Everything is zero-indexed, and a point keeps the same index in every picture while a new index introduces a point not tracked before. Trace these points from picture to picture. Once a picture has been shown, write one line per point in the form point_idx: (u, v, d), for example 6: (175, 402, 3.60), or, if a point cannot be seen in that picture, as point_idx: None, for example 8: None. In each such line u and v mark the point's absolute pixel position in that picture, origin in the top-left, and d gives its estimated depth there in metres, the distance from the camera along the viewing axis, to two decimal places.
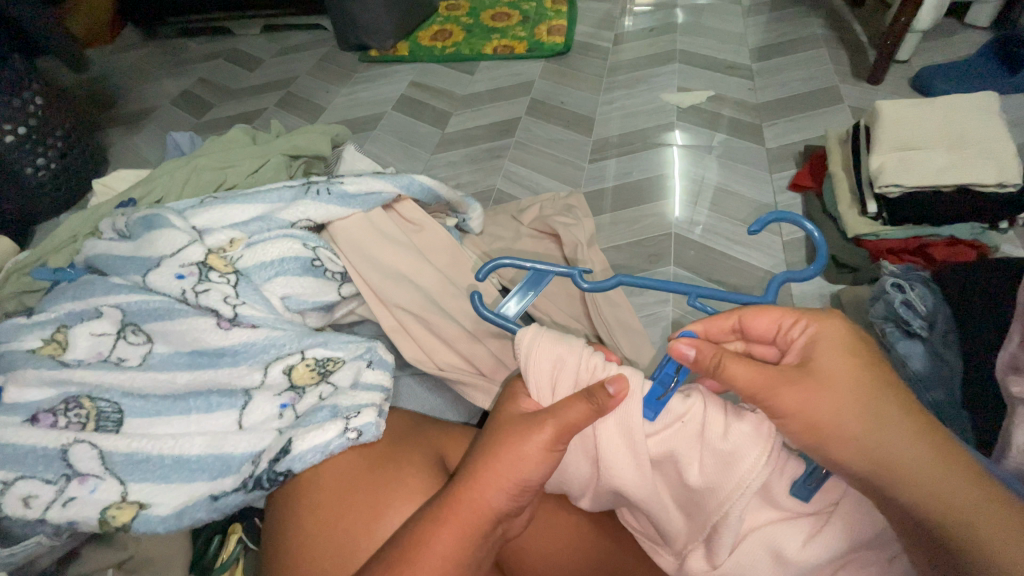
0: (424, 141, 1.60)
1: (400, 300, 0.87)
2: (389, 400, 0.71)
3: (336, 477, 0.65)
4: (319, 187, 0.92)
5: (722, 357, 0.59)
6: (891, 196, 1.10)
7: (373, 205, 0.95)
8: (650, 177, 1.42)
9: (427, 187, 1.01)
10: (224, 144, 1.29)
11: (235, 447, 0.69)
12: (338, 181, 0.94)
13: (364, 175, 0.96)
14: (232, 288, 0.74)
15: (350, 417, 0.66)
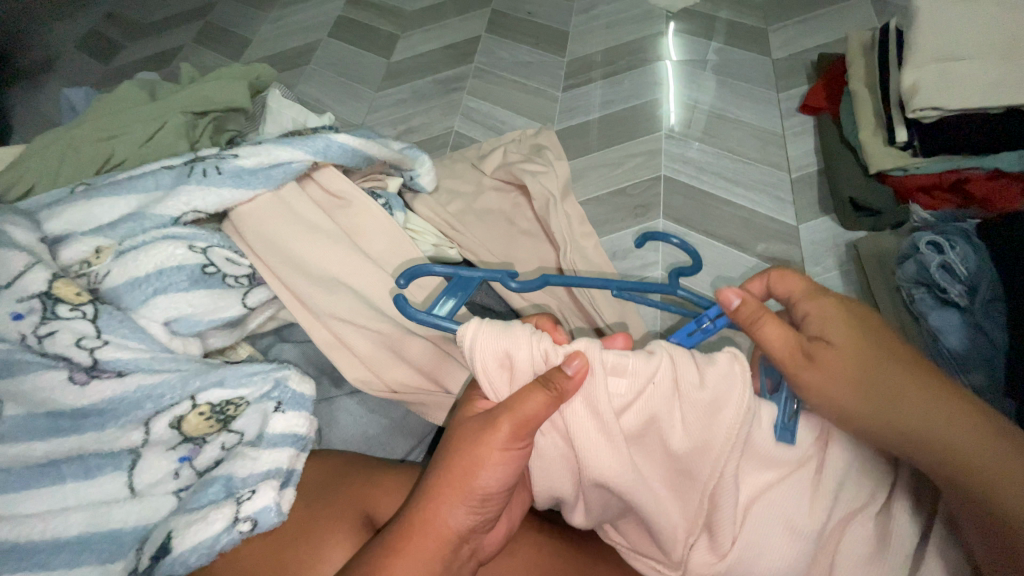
0: (366, 75, 1.34)
1: (332, 308, 0.71)
2: (302, 456, 0.58)
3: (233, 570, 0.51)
4: (205, 166, 0.73)
5: (762, 317, 0.54)
6: (926, 121, 0.90)
7: (281, 179, 0.75)
8: (636, 104, 1.18)
9: (349, 148, 0.82)
10: (113, 103, 1.05)
11: (126, 518, 0.56)
12: (229, 155, 0.74)
13: (264, 143, 0.76)
14: (91, 325, 0.59)
15: (242, 499, 0.52)
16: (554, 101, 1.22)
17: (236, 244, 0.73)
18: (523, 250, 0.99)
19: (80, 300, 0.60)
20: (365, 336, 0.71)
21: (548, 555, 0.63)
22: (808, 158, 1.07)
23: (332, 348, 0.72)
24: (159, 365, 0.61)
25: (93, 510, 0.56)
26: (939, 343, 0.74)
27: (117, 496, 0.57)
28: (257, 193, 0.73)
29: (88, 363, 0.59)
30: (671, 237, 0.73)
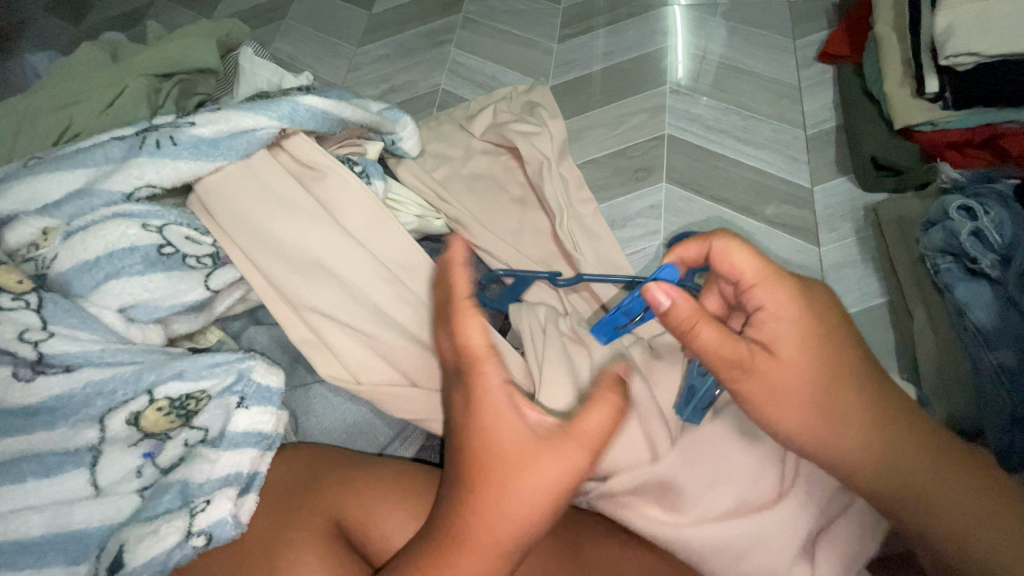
0: (347, 28, 1.24)
1: (310, 295, 0.66)
2: (264, 460, 0.56)
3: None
4: (158, 136, 0.66)
5: (696, 320, 0.49)
6: (961, 69, 0.81)
7: (245, 150, 0.69)
8: (638, 56, 1.08)
9: (320, 112, 0.74)
10: (70, 66, 0.97)
11: (91, 518, 0.51)
12: (186, 123, 0.67)
13: (224, 108, 0.69)
14: (36, 316, 0.55)
15: (196, 513, 0.50)
16: (550, 54, 1.12)
17: (198, 220, 0.67)
18: (515, 219, 0.92)
19: (21, 289, 0.56)
20: (342, 319, 0.66)
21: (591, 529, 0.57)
22: (825, 113, 0.98)
23: (310, 337, 0.67)
24: (111, 358, 0.57)
25: (53, 510, 0.51)
26: (965, 318, 0.67)
27: (80, 494, 0.53)
28: (219, 165, 0.67)
29: (34, 358, 0.55)
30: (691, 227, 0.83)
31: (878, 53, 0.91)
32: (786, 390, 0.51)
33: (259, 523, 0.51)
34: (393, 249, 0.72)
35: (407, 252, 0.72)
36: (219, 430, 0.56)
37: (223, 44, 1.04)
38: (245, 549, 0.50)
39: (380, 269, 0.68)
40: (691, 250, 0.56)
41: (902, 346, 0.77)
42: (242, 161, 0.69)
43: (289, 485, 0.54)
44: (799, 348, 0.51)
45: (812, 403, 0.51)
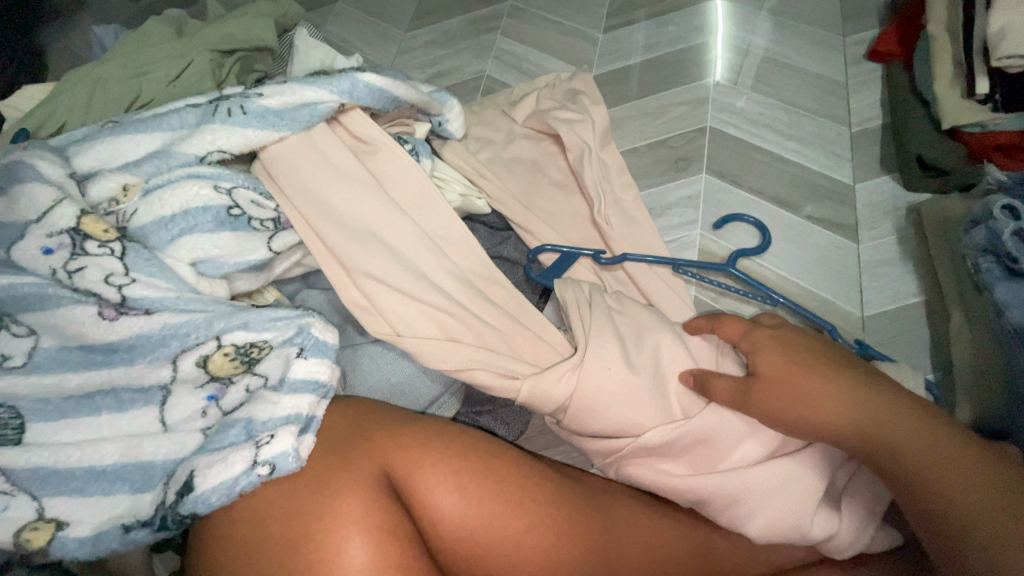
0: (396, 13, 1.28)
1: (362, 261, 0.69)
2: (321, 405, 0.59)
3: (263, 512, 0.51)
4: (229, 105, 0.70)
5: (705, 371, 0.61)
6: (1013, 70, 0.80)
7: (307, 122, 0.73)
8: (683, 48, 1.09)
9: (377, 89, 0.77)
10: (138, 40, 1.02)
11: (161, 449, 0.56)
12: (254, 94, 0.71)
13: (288, 82, 0.73)
14: (118, 262, 0.60)
15: (261, 445, 0.53)
16: (595, 43, 1.14)
17: (263, 185, 0.71)
18: (556, 202, 0.94)
19: (107, 237, 0.60)
20: (392, 285, 0.69)
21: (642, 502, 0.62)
22: (871, 111, 0.98)
23: (361, 301, 0.70)
24: (184, 305, 0.60)
25: (127, 440, 0.56)
26: (1002, 317, 0.67)
27: (150, 428, 0.57)
28: (283, 134, 0.71)
29: (117, 300, 0.59)
30: (749, 216, 0.88)
31: (929, 52, 0.91)
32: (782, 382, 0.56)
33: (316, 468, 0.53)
34: (442, 223, 0.76)
35: (455, 228, 0.76)
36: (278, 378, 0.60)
37: (280, 24, 1.09)
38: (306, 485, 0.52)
39: (429, 242, 0.72)
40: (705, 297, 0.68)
41: (938, 344, 0.78)
42: (304, 133, 0.73)
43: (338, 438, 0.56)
44: (786, 362, 0.57)
45: (819, 395, 0.54)
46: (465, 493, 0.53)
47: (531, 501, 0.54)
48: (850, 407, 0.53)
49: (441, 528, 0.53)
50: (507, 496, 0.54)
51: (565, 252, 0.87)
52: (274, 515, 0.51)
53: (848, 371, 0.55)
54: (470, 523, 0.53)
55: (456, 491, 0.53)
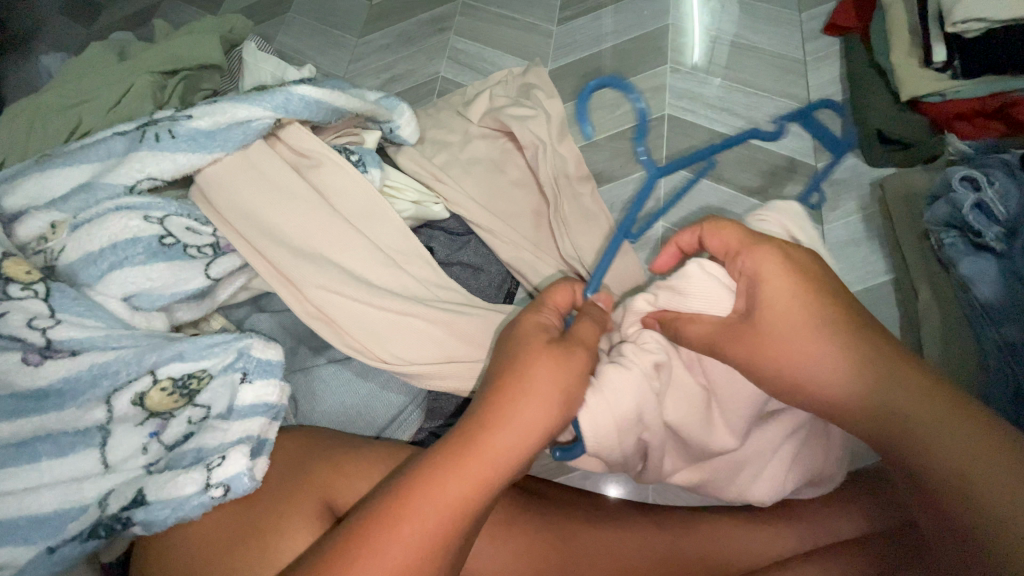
0: (348, 20, 1.25)
1: (313, 278, 0.67)
2: (271, 429, 0.59)
3: (393, 568, 0.40)
4: (157, 130, 0.68)
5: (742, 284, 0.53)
6: (970, 35, 0.78)
7: (241, 142, 0.70)
8: (639, 35, 1.06)
9: (314, 101, 0.75)
10: (79, 65, 0.99)
11: (106, 490, 0.55)
12: (184, 116, 0.69)
13: (219, 101, 0.71)
14: (45, 304, 0.58)
15: (212, 468, 0.53)
16: (549, 36, 1.11)
17: (201, 211, 0.70)
18: (514, 204, 0.92)
19: (30, 279, 0.59)
20: (345, 300, 0.67)
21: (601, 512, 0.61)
22: (831, 87, 0.96)
23: (316, 314, 0.68)
24: (115, 342, 0.59)
25: (66, 486, 0.54)
26: (969, 293, 0.66)
27: (90, 472, 0.55)
28: (216, 156, 0.69)
29: (43, 343, 0.58)
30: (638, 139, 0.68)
31: (885, 22, 0.89)
32: (785, 331, 0.50)
33: (456, 490, 0.42)
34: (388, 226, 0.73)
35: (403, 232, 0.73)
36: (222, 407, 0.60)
37: (226, 39, 1.05)
38: (447, 538, 0.42)
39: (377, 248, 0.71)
40: (689, 235, 0.57)
41: (908, 322, 0.75)
42: (239, 152, 0.71)
43: (494, 459, 0.44)
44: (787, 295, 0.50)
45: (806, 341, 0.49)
46: None
47: None
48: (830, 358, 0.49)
49: None
50: None
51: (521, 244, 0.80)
52: (405, 564, 0.40)
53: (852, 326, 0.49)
54: None
55: None
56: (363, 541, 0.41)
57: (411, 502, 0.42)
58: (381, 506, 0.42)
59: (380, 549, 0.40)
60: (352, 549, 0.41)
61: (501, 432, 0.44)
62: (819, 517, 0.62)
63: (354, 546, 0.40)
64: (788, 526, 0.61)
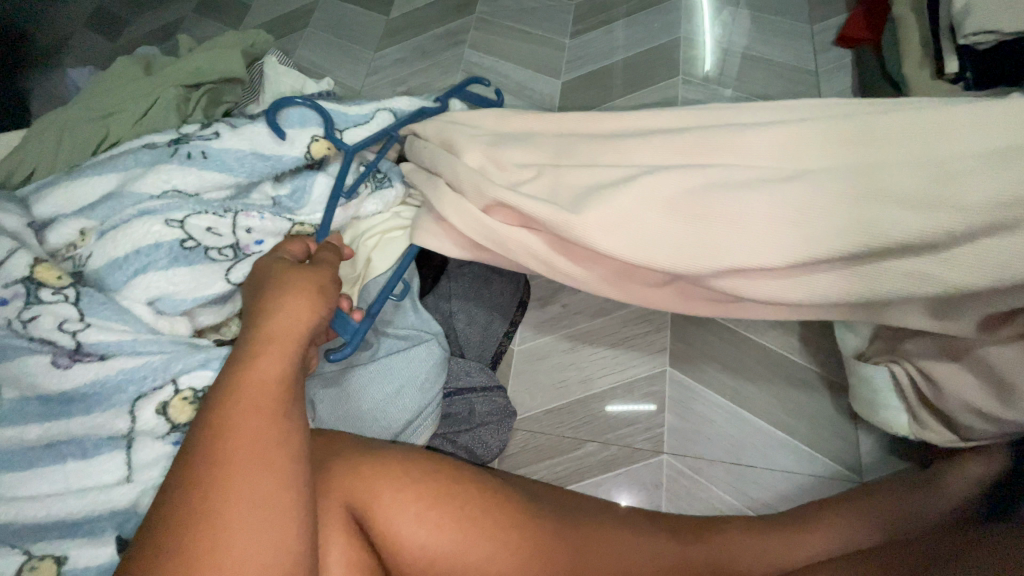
0: (365, 34, 1.28)
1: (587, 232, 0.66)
2: None
3: (238, 512, 0.39)
4: (190, 149, 0.73)
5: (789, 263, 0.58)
6: (982, 47, 0.76)
7: (255, 167, 0.75)
8: (651, 49, 1.08)
9: (313, 114, 0.80)
10: (105, 78, 1.02)
11: (134, 496, 0.56)
12: (213, 137, 0.75)
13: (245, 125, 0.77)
14: (73, 308, 0.61)
15: None
16: (562, 50, 1.13)
17: (209, 203, 0.71)
18: None
19: (61, 284, 0.62)
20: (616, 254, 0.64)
21: (621, 518, 0.60)
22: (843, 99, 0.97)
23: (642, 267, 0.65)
24: (141, 347, 0.61)
25: (93, 493, 0.55)
26: None
27: (116, 478, 0.57)
28: (238, 178, 0.74)
29: (71, 347, 0.60)
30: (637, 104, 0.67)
31: (897, 35, 0.89)
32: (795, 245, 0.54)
33: (255, 426, 0.42)
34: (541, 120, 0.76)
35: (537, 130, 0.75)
36: None
37: (248, 53, 1.08)
38: (267, 464, 0.41)
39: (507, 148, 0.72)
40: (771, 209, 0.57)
41: None
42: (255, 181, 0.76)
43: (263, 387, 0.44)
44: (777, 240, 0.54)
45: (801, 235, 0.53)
46: (425, 521, 0.52)
47: (493, 525, 0.53)
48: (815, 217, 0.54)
49: (404, 558, 0.52)
50: (467, 518, 0.53)
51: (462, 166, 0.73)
52: (259, 500, 0.40)
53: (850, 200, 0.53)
54: (431, 552, 0.52)
55: (416, 520, 0.52)
56: (201, 490, 0.39)
57: (231, 448, 0.41)
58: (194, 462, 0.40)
59: (225, 493, 0.39)
60: (189, 507, 0.38)
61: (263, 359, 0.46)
62: (833, 526, 0.61)
63: (197, 500, 0.39)
64: (805, 536, 0.61)
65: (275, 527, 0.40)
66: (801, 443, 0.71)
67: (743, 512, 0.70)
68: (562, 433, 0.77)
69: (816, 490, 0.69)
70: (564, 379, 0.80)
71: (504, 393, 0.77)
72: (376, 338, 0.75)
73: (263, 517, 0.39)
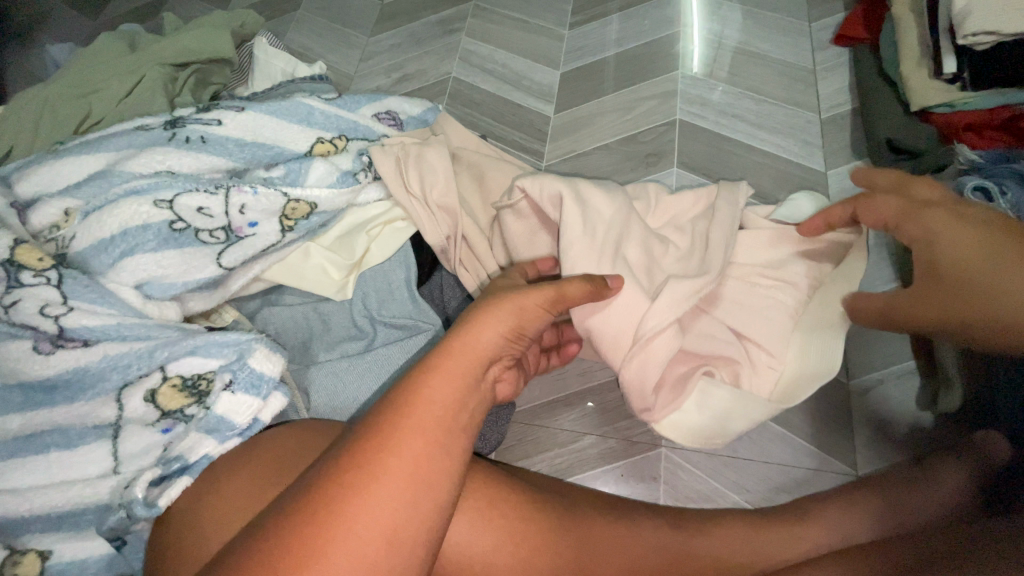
0: (358, 19, 1.24)
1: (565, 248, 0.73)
2: (254, 429, 0.57)
3: (362, 536, 0.39)
4: (187, 132, 0.72)
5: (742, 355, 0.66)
6: (979, 47, 0.79)
7: (257, 157, 0.75)
8: (649, 41, 1.07)
9: (325, 112, 0.79)
10: (86, 55, 0.98)
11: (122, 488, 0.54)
12: (212, 121, 0.74)
13: (245, 109, 0.75)
14: (56, 291, 0.58)
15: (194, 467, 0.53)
16: (560, 40, 1.11)
17: (200, 181, 0.69)
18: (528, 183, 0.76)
19: (42, 266, 0.59)
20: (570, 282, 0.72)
21: (622, 510, 0.60)
22: (840, 96, 0.97)
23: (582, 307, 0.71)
24: (127, 332, 0.59)
25: (78, 486, 0.53)
26: None
27: (102, 471, 0.54)
28: (237, 164, 0.74)
29: (54, 332, 0.57)
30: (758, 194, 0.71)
31: (895, 33, 0.90)
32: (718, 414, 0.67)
33: (417, 440, 0.42)
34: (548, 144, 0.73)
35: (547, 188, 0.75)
36: (222, 410, 0.57)
37: (237, 34, 1.05)
38: (422, 488, 0.41)
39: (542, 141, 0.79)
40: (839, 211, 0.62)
41: None
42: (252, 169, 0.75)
43: (469, 354, 0.47)
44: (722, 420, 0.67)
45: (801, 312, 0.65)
46: None
47: (498, 515, 0.53)
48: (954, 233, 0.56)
49: None
50: (474, 511, 0.52)
51: (432, 182, 0.74)
52: (389, 514, 0.39)
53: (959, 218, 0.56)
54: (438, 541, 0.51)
55: None
56: (322, 508, 0.39)
57: (378, 470, 0.40)
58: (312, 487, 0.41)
59: (347, 513, 0.39)
60: (301, 528, 0.39)
61: (480, 330, 0.48)
62: (830, 517, 0.62)
63: (308, 521, 0.39)
64: (801, 527, 0.62)
65: (416, 541, 0.40)
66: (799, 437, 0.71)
67: (740, 504, 0.70)
68: (559, 426, 0.76)
69: (812, 483, 0.70)
70: (563, 371, 0.79)
71: None
72: (373, 327, 0.73)
73: (414, 521, 0.40)
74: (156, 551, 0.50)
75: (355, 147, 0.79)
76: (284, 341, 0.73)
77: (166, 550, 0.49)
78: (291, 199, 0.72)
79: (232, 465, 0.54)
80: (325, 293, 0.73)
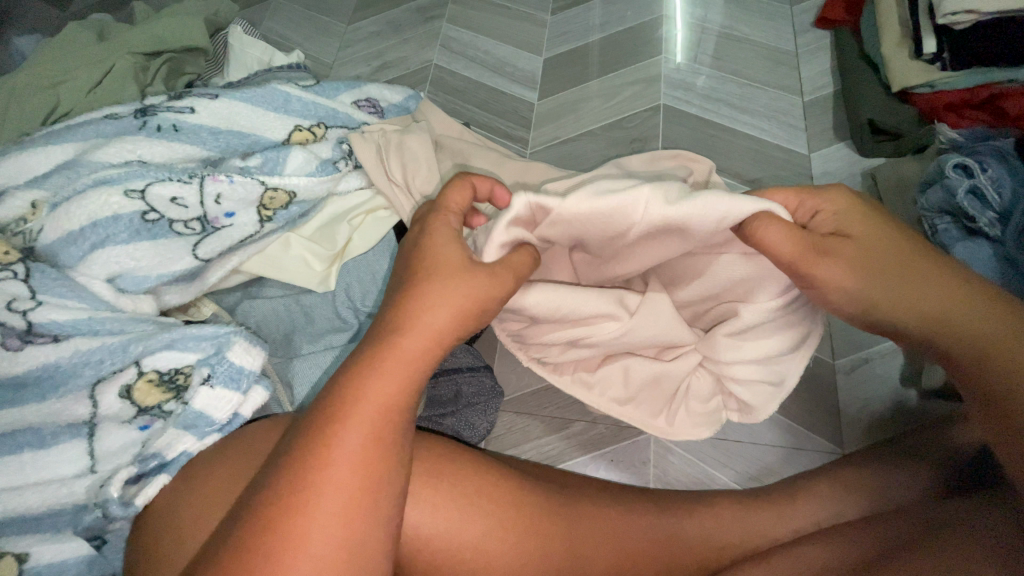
0: (337, 7, 1.22)
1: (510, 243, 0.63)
2: (234, 423, 0.56)
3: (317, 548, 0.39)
4: (158, 121, 0.70)
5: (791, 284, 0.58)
6: (957, 27, 0.80)
7: (232, 146, 0.73)
8: (631, 26, 1.06)
9: (303, 99, 0.77)
10: (53, 44, 0.94)
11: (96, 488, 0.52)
12: (185, 109, 0.72)
13: (220, 96, 0.73)
14: (22, 286, 0.56)
15: (171, 464, 0.52)
16: (543, 26, 1.10)
17: (174, 170, 0.67)
18: (509, 167, 0.75)
19: (8, 259, 0.57)
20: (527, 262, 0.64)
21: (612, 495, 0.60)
22: (822, 79, 0.97)
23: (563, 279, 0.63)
24: (100, 327, 0.57)
25: (51, 487, 0.52)
26: None
27: (77, 470, 0.53)
28: (211, 154, 0.72)
29: (23, 327, 0.56)
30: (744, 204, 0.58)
31: (875, 15, 0.90)
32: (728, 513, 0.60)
33: (350, 437, 0.41)
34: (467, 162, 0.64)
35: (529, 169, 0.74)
36: (201, 405, 0.55)
37: (212, 22, 1.02)
38: (367, 488, 0.41)
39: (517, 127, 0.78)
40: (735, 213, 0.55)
41: None
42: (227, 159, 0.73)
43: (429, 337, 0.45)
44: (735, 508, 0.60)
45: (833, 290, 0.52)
46: (420, 500, 0.51)
47: (487, 503, 0.52)
48: (945, 293, 0.49)
49: (399, 537, 0.51)
50: (463, 501, 0.52)
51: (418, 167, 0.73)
52: (338, 516, 0.40)
53: (912, 257, 0.51)
54: (427, 531, 0.51)
55: (412, 498, 0.51)
56: (254, 525, 0.39)
57: (323, 474, 0.40)
58: (235, 502, 0.40)
59: (289, 525, 0.39)
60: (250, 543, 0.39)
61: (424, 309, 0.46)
62: (819, 498, 0.62)
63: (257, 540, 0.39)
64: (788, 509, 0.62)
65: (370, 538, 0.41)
66: (785, 417, 0.72)
67: (729, 486, 0.70)
68: (550, 413, 0.76)
69: (799, 462, 0.70)
70: None
71: (491, 372, 0.73)
72: (356, 319, 0.72)
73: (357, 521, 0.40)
74: (136, 550, 0.48)
75: (334, 135, 0.77)
76: (265, 334, 0.71)
77: (147, 549, 0.48)
78: (269, 188, 0.70)
79: (212, 461, 0.52)
80: (307, 284, 0.72)
